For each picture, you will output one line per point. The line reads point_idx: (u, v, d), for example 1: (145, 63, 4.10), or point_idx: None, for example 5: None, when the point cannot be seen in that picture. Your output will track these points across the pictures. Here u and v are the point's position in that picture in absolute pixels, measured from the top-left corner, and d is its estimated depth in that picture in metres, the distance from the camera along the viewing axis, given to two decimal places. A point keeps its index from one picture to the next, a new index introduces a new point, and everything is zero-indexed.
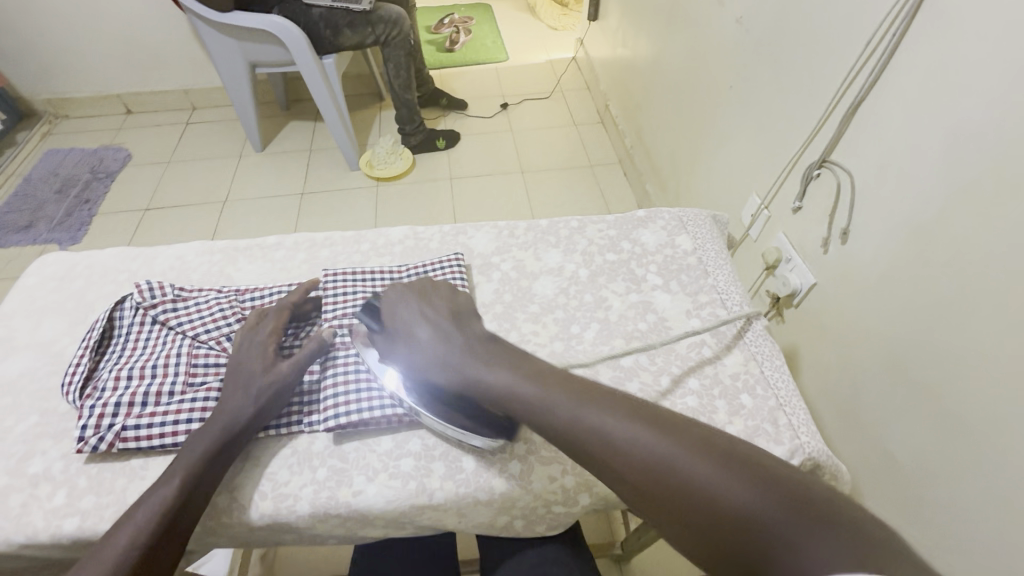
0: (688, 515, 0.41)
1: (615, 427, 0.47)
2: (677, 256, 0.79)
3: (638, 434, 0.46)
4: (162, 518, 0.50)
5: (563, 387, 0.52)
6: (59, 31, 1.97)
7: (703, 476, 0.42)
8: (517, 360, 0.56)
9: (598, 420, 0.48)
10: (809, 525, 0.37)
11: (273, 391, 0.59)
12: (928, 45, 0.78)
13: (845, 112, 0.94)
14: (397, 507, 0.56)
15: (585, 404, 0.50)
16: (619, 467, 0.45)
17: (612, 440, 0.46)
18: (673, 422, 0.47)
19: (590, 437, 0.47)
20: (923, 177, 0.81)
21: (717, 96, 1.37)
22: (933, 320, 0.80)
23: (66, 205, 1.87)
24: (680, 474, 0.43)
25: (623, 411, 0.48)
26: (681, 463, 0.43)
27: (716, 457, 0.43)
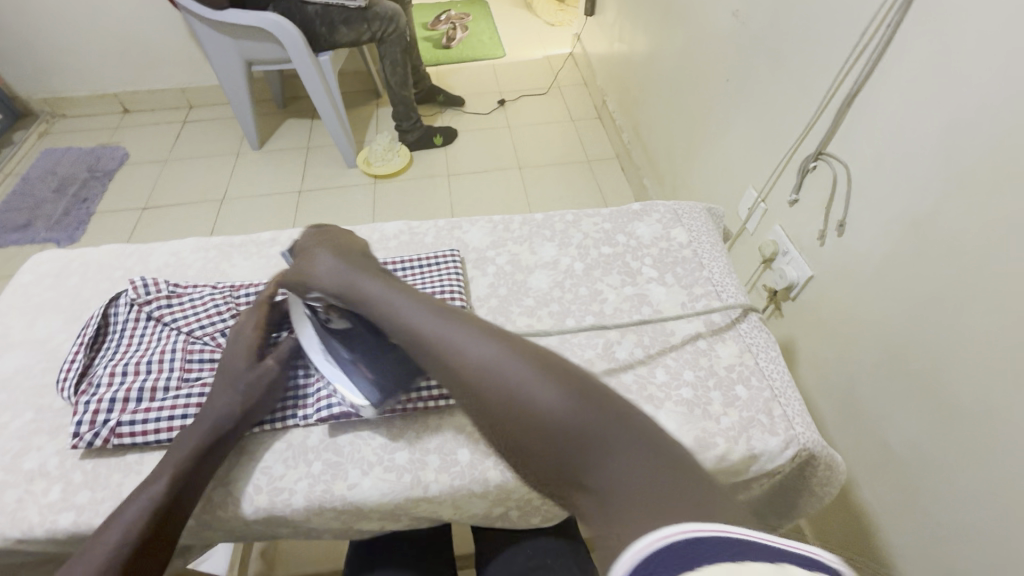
0: (523, 434, 0.41)
1: (472, 349, 0.46)
2: (672, 249, 0.79)
3: (492, 357, 0.45)
4: (152, 515, 0.50)
5: (438, 311, 0.51)
6: (54, 30, 1.96)
7: (541, 400, 0.41)
8: (403, 289, 0.56)
9: (462, 344, 0.47)
10: (634, 451, 0.37)
11: (261, 387, 0.59)
12: (923, 35, 0.78)
13: (840, 104, 0.94)
14: (392, 500, 0.56)
15: (451, 327, 0.49)
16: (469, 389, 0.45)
17: (467, 361, 0.46)
18: (530, 346, 0.46)
19: (447, 358, 0.47)
20: (918, 168, 0.81)
21: (713, 89, 1.37)
22: (929, 310, 0.79)
23: (63, 204, 1.86)
24: (524, 394, 0.42)
25: (486, 335, 0.48)
26: (524, 385, 0.42)
27: (559, 380, 0.42)
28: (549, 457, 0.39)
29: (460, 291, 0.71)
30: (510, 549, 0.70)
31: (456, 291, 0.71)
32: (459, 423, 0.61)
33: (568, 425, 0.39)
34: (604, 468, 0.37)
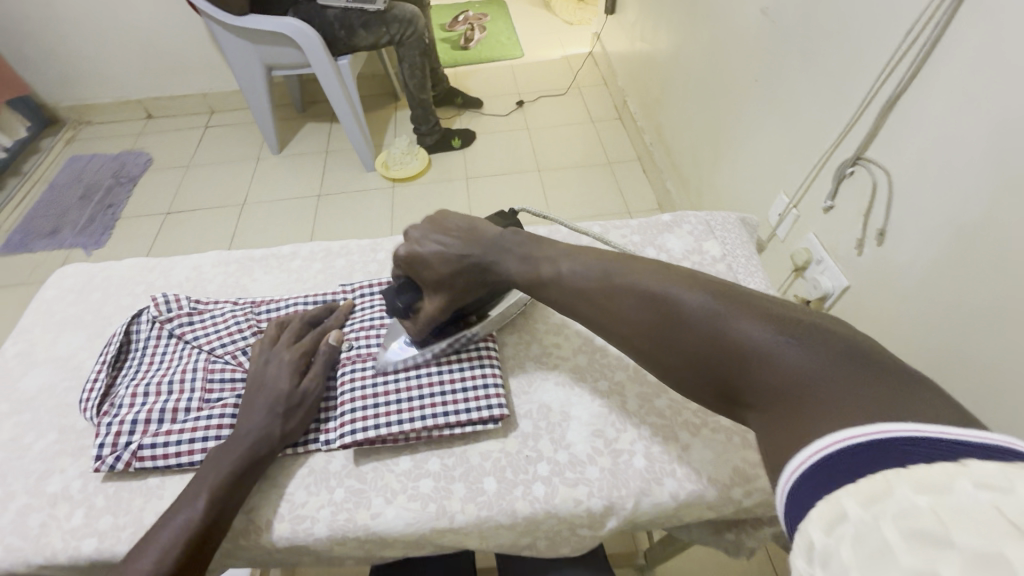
0: (703, 352, 0.45)
1: (648, 283, 0.50)
2: (705, 263, 0.76)
3: (660, 290, 0.49)
4: (188, 542, 0.49)
5: (601, 259, 0.55)
6: (80, 38, 2.00)
7: (726, 319, 0.44)
8: (558, 248, 0.58)
9: (610, 273, 0.53)
10: (797, 346, 0.40)
11: (298, 408, 0.58)
12: (972, 34, 0.73)
13: (881, 107, 0.89)
14: (416, 530, 0.54)
15: (622, 267, 0.53)
16: (641, 325, 0.50)
17: (617, 279, 0.52)
18: (697, 276, 0.49)
19: (618, 291, 0.51)
20: (969, 175, 0.76)
21: (741, 90, 1.32)
22: (979, 327, 0.75)
23: (89, 210, 1.90)
24: (673, 312, 0.47)
25: (663, 272, 0.51)
26: (707, 308, 0.46)
27: (741, 304, 0.45)
28: (730, 370, 0.44)
29: None
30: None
31: None
32: (485, 450, 0.59)
33: (725, 336, 0.44)
34: (796, 376, 0.40)
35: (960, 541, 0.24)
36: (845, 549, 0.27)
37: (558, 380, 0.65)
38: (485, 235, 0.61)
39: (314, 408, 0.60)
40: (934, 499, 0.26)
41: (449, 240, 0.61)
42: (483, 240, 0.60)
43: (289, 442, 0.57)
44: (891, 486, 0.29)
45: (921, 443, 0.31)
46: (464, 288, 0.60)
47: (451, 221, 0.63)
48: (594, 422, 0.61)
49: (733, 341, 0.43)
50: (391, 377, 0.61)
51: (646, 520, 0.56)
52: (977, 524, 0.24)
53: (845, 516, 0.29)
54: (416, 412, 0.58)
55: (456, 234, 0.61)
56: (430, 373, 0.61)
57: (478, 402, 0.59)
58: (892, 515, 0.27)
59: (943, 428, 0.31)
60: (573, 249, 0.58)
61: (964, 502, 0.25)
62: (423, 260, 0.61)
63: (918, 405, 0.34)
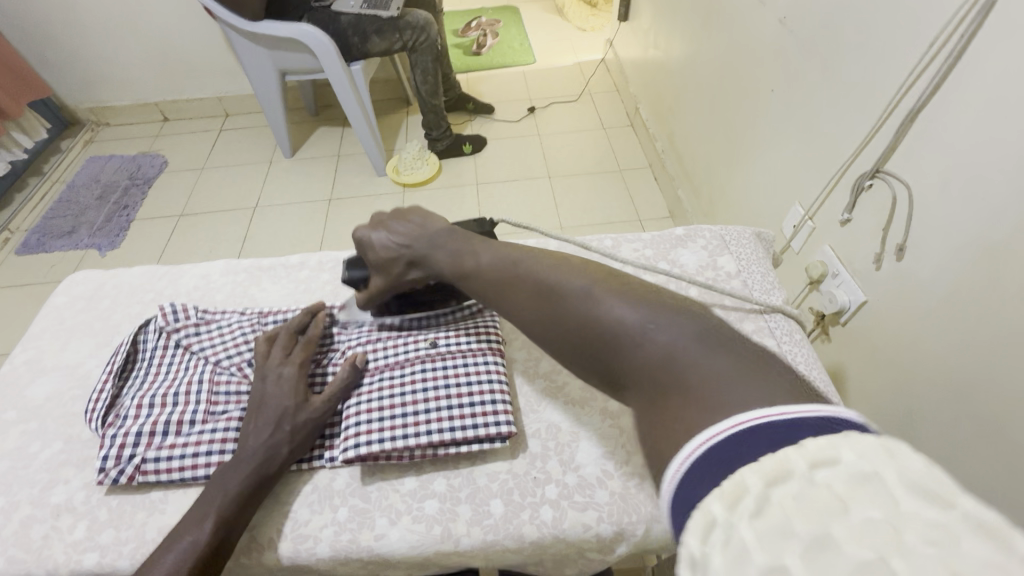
0: (589, 340, 0.47)
1: (548, 275, 0.52)
2: (720, 279, 0.74)
3: (561, 276, 0.51)
4: (195, 563, 0.48)
5: (515, 251, 0.57)
6: (98, 42, 2.02)
7: (606, 307, 0.47)
8: (493, 243, 0.59)
9: (520, 260, 0.55)
10: (670, 328, 0.43)
11: (307, 425, 0.57)
12: (999, 47, 0.71)
13: (902, 119, 0.87)
14: (421, 553, 0.53)
15: (531, 262, 0.54)
16: (537, 309, 0.51)
17: (519, 264, 0.55)
18: (595, 268, 0.52)
19: (521, 286, 0.53)
20: (994, 194, 0.73)
21: (757, 99, 1.30)
22: (1005, 350, 0.72)
23: (105, 211, 1.92)
24: (567, 298, 0.49)
25: (564, 265, 0.52)
26: (591, 296, 0.48)
27: (623, 293, 0.48)
28: (610, 358, 0.45)
29: (495, 326, 0.68)
30: None
31: (493, 331, 0.68)
32: (493, 470, 0.57)
33: (606, 322, 0.46)
34: (666, 354, 0.41)
35: (809, 532, 0.26)
36: (717, 555, 0.27)
37: (568, 398, 0.64)
38: (434, 229, 0.63)
39: (323, 425, 0.59)
40: (782, 490, 0.28)
41: (397, 231, 0.64)
42: (430, 235, 0.62)
43: (296, 458, 0.57)
44: (748, 479, 0.29)
45: (770, 429, 0.32)
46: (399, 275, 0.64)
47: (415, 212, 0.65)
48: (604, 443, 0.59)
49: (611, 328, 0.45)
50: (397, 390, 0.60)
51: (657, 546, 0.54)
52: (820, 510, 0.26)
53: (715, 522, 0.28)
54: (422, 427, 0.57)
55: (411, 223, 0.64)
56: (437, 387, 0.60)
57: (486, 418, 0.58)
58: (751, 514, 0.28)
59: (782, 411, 0.33)
60: (508, 244, 0.59)
61: (804, 493, 0.27)
62: (371, 248, 0.65)
63: (758, 381, 0.36)
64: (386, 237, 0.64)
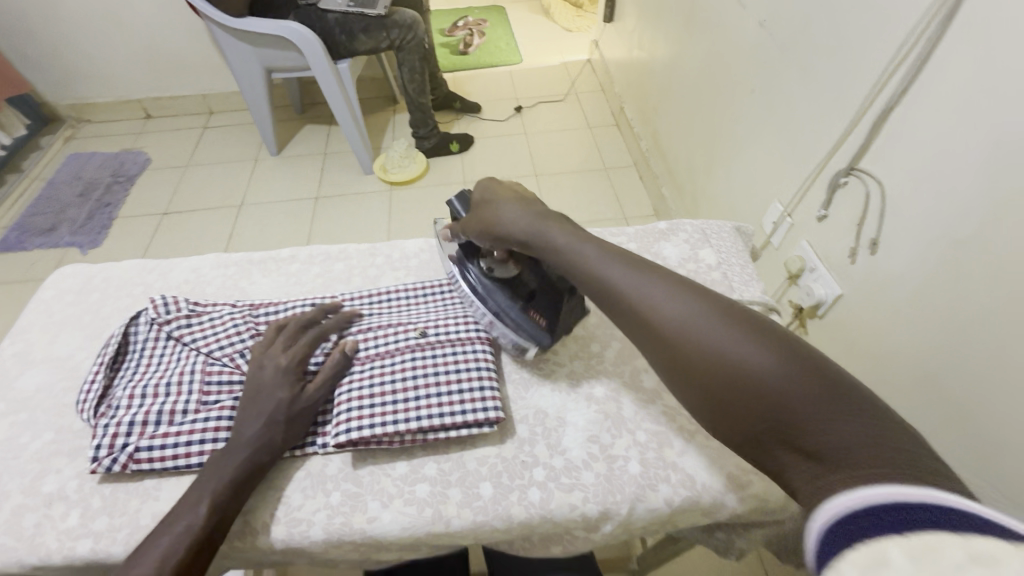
0: (728, 397, 0.42)
1: (679, 310, 0.47)
2: (700, 271, 0.77)
3: (717, 319, 0.45)
4: (189, 545, 0.48)
5: (664, 279, 0.50)
6: (79, 38, 1.99)
7: (745, 359, 0.41)
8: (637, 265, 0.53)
9: (665, 290, 0.49)
10: (855, 422, 0.36)
11: (299, 412, 0.58)
12: (963, 50, 0.75)
13: (875, 119, 0.91)
14: (413, 534, 0.54)
15: (661, 290, 0.49)
16: (684, 343, 0.45)
17: (666, 298, 0.48)
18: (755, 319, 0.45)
19: (653, 319, 0.48)
20: (958, 190, 0.77)
21: (738, 99, 1.34)
22: (971, 338, 0.76)
23: (87, 209, 1.89)
24: (723, 345, 0.43)
25: (723, 306, 0.46)
26: (736, 350, 0.42)
27: (771, 343, 0.42)
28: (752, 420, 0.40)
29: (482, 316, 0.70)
30: None
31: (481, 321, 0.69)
32: (482, 454, 0.59)
33: (771, 381, 0.40)
34: (848, 445, 0.35)
35: None
36: None
37: (555, 386, 0.66)
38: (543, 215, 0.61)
39: (315, 412, 0.60)
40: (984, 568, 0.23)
41: (513, 193, 0.64)
42: (546, 231, 0.59)
43: (289, 444, 0.58)
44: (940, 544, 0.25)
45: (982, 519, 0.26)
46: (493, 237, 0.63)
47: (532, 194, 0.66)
48: (590, 428, 0.61)
49: (759, 389, 0.40)
50: (388, 378, 0.61)
51: (641, 524, 0.57)
52: None
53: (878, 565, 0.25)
54: (412, 414, 0.58)
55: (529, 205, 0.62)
56: (427, 375, 0.62)
57: (474, 404, 0.60)
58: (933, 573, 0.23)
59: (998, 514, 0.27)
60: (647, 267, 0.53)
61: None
62: (492, 207, 0.63)
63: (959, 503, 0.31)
64: (510, 209, 0.62)
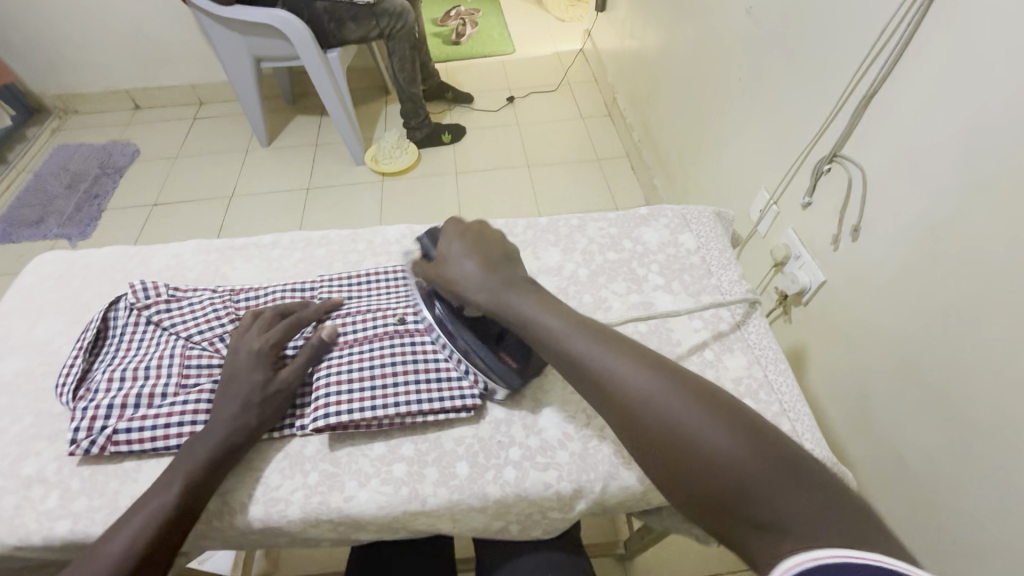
0: (687, 474, 0.42)
1: (646, 386, 0.46)
2: (680, 255, 0.77)
3: (668, 391, 0.45)
4: (158, 527, 0.49)
5: (611, 343, 0.50)
6: (64, 26, 1.97)
7: (705, 434, 0.42)
8: (583, 324, 0.52)
9: (610, 361, 0.48)
10: (803, 496, 0.38)
11: (276, 395, 0.58)
12: (941, 36, 0.75)
13: (857, 105, 0.91)
14: (389, 513, 0.55)
15: (628, 365, 0.48)
16: (636, 418, 0.45)
17: (610, 368, 0.48)
18: (704, 387, 0.45)
19: (617, 392, 0.47)
20: (935, 176, 0.78)
21: (726, 87, 1.33)
22: (945, 322, 0.77)
23: (75, 200, 1.88)
24: (671, 419, 0.44)
25: (670, 375, 0.46)
26: (698, 428, 0.43)
27: (728, 421, 0.43)
28: (712, 500, 0.41)
29: None
30: (514, 559, 0.71)
31: None
32: (459, 435, 0.60)
33: (725, 456, 0.41)
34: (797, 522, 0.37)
35: None
36: None
37: None
38: (514, 281, 0.57)
39: (292, 394, 0.60)
40: None
41: (475, 241, 0.60)
42: (501, 284, 0.57)
43: (265, 429, 0.58)
44: None
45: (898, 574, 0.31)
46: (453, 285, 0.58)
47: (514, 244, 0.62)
48: (566, 409, 0.62)
49: (733, 474, 0.40)
50: (366, 363, 0.62)
51: (615, 503, 0.58)
52: None
53: None
54: (390, 399, 0.59)
55: (488, 254, 0.59)
56: (405, 361, 0.62)
57: (452, 391, 0.60)
58: None
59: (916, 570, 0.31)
60: (596, 328, 0.52)
61: None
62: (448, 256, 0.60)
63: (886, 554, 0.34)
64: (461, 258, 0.59)
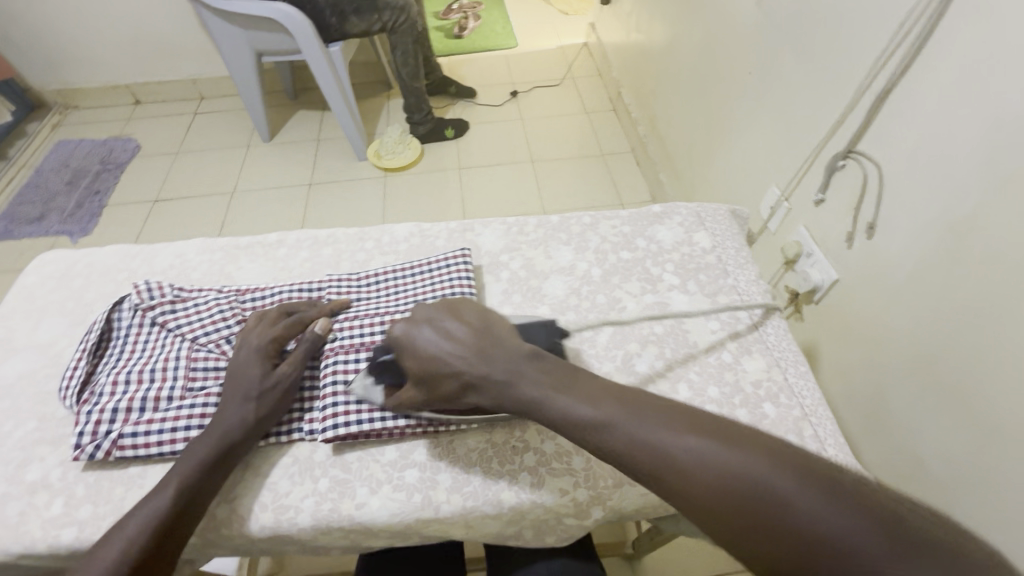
0: (812, 564, 0.35)
1: (710, 457, 0.41)
2: (695, 255, 0.76)
3: (740, 461, 0.40)
4: (153, 532, 0.48)
5: (654, 412, 0.45)
6: (63, 21, 1.94)
7: (799, 504, 0.37)
8: (612, 391, 0.48)
9: (660, 436, 0.44)
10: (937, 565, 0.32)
11: (274, 391, 0.57)
12: (964, 29, 0.73)
13: (874, 100, 0.89)
14: (401, 520, 0.54)
15: (681, 434, 0.43)
16: (713, 498, 0.40)
17: (664, 444, 0.43)
18: (776, 448, 0.41)
19: (680, 470, 0.42)
20: (955, 174, 0.76)
21: (736, 81, 1.31)
22: (965, 322, 0.75)
23: (76, 197, 1.86)
24: (756, 493, 0.39)
25: (735, 442, 0.42)
26: (794, 497, 0.37)
27: (825, 484, 0.38)
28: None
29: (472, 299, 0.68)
30: (528, 565, 0.70)
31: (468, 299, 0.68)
32: (471, 439, 0.58)
33: (834, 531, 0.35)
34: None
35: None
36: None
37: None
38: (508, 350, 0.52)
39: (293, 392, 0.59)
40: None
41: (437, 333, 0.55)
42: (504, 362, 0.52)
43: (263, 431, 0.57)
44: None
45: None
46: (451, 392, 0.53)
47: (471, 311, 0.57)
48: None
49: (846, 551, 0.34)
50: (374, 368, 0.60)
51: (632, 509, 0.56)
52: None
53: None
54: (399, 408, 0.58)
55: (462, 339, 0.54)
56: None
57: None
58: None
59: None
60: (629, 394, 0.48)
61: None
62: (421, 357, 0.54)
63: None
64: (439, 344, 0.53)
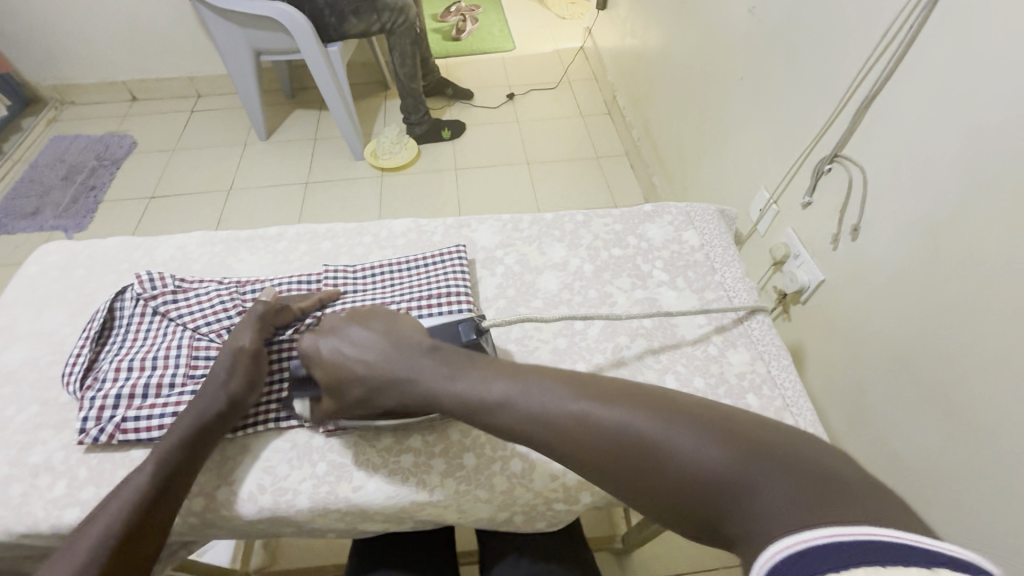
0: (683, 497, 0.40)
1: (598, 416, 0.45)
2: (684, 253, 0.78)
3: (619, 418, 0.44)
4: (136, 508, 0.50)
5: (549, 378, 0.49)
6: (60, 16, 1.95)
7: (671, 448, 0.41)
8: (503, 367, 0.52)
9: (547, 402, 0.47)
10: (781, 480, 0.37)
11: (236, 360, 0.58)
12: (944, 39, 0.76)
13: (858, 106, 0.92)
14: (397, 502, 0.56)
15: (566, 397, 0.47)
16: (597, 451, 0.44)
17: (551, 409, 0.47)
18: (653, 398, 0.45)
19: (570, 432, 0.45)
20: (935, 178, 0.79)
21: (727, 86, 1.34)
22: (943, 321, 0.78)
23: (71, 192, 1.86)
24: (636, 444, 0.43)
25: (619, 397, 0.46)
26: (664, 441, 0.42)
27: (688, 420, 0.42)
28: (707, 511, 0.39)
29: (467, 292, 0.70)
30: (517, 552, 0.72)
31: (462, 291, 0.70)
32: (465, 425, 0.60)
33: (703, 465, 0.40)
34: (789, 508, 0.36)
35: None
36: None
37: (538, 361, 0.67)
38: (410, 350, 0.54)
39: (261, 365, 0.60)
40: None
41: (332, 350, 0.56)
42: (407, 357, 0.54)
43: (240, 411, 0.58)
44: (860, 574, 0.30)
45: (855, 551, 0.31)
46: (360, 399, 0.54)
47: (376, 314, 0.59)
48: None
49: (710, 481, 0.39)
50: None
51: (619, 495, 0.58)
52: None
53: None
54: None
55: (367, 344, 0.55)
56: None
57: None
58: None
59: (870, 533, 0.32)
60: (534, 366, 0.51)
61: None
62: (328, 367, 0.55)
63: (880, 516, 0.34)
64: (342, 349, 0.55)
